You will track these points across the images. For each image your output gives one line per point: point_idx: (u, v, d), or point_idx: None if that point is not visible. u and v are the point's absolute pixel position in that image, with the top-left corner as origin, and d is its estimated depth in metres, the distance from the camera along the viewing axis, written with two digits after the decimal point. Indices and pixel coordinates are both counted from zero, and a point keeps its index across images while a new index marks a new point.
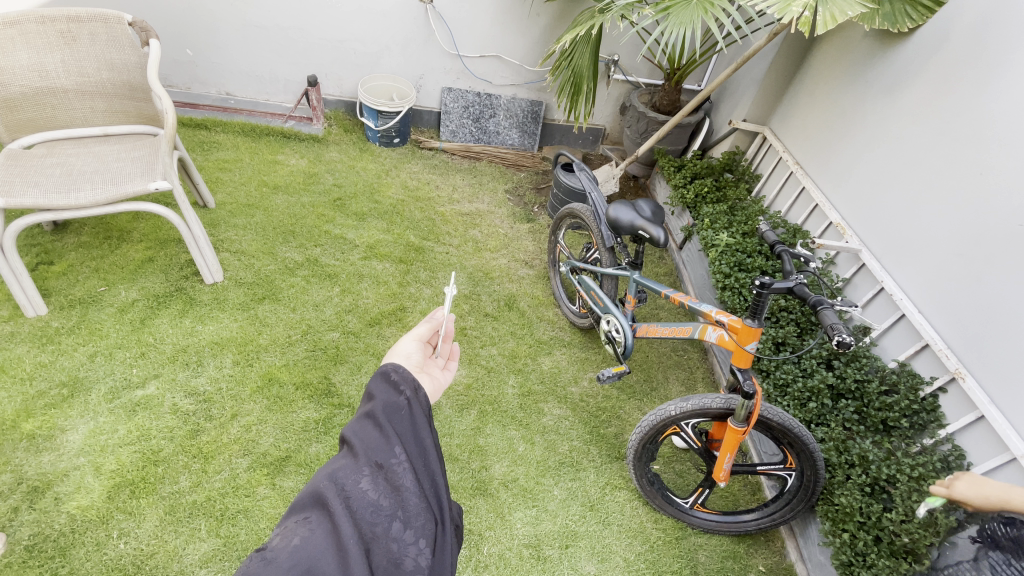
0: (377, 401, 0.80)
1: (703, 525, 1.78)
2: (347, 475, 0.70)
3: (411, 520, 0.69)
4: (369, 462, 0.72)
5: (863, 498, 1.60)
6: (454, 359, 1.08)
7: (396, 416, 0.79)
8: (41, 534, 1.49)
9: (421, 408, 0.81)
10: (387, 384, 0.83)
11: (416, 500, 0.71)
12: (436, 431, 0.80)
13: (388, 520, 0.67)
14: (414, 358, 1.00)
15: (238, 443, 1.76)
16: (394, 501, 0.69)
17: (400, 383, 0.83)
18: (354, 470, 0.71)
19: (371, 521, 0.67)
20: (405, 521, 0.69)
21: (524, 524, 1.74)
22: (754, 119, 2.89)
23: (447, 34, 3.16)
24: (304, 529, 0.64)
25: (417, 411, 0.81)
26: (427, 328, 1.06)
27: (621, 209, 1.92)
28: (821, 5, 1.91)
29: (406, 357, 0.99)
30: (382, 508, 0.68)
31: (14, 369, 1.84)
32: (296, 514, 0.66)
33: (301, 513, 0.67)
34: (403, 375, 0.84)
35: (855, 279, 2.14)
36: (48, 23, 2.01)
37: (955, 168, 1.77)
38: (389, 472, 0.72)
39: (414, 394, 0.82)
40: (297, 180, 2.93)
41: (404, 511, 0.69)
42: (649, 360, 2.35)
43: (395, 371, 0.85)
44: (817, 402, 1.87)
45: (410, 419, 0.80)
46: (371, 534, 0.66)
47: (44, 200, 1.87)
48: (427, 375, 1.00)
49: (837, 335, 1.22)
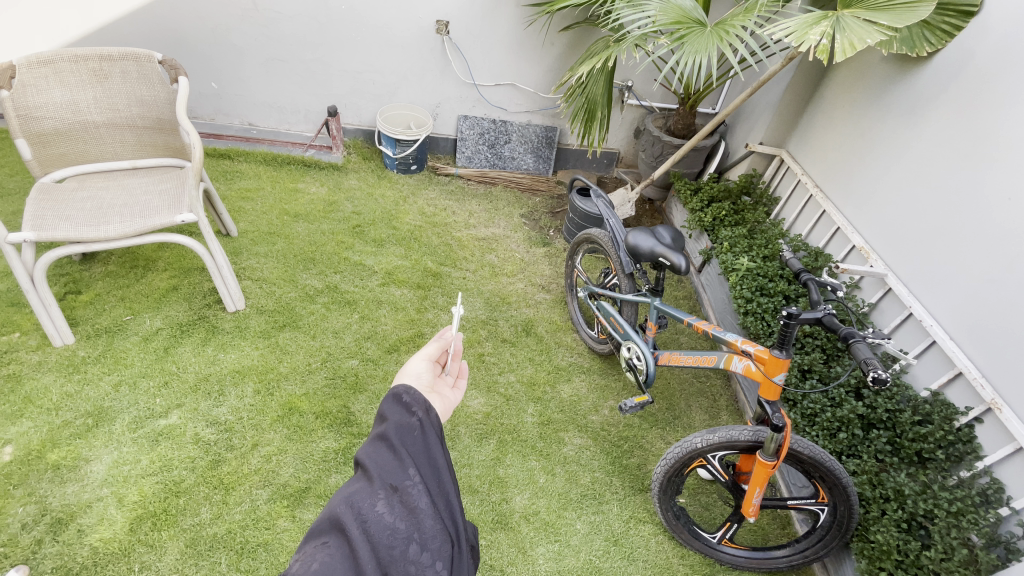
0: (390, 422, 0.78)
1: (732, 562, 1.72)
2: (363, 498, 0.68)
3: (428, 542, 0.68)
4: (384, 485, 0.70)
5: (901, 535, 1.54)
6: (463, 377, 1.06)
7: (409, 438, 0.77)
8: (63, 567, 1.48)
9: (433, 428, 0.79)
10: (400, 407, 0.81)
11: (432, 522, 0.69)
12: (449, 450, 0.79)
13: (405, 543, 0.66)
14: (425, 378, 0.98)
15: (258, 474, 1.76)
16: (410, 523, 0.68)
17: (412, 405, 0.81)
18: (370, 493, 0.69)
19: (389, 545, 0.65)
20: (422, 543, 0.67)
21: (547, 560, 1.69)
22: (771, 142, 2.88)
23: (463, 64, 3.23)
24: (323, 554, 0.63)
25: (430, 432, 0.79)
26: (436, 347, 1.04)
27: (640, 235, 1.91)
28: (839, 33, 1.93)
29: (416, 378, 0.97)
30: (399, 531, 0.67)
31: (41, 400, 1.87)
32: (315, 539, 0.65)
33: (318, 538, 0.65)
34: (415, 397, 0.82)
35: (881, 304, 2.08)
36: (82, 61, 2.09)
37: (981, 193, 1.75)
38: (404, 494, 0.70)
39: (426, 415, 0.81)
40: (317, 208, 2.97)
41: (420, 534, 0.68)
42: (671, 387, 2.31)
43: (407, 393, 0.82)
44: (848, 433, 1.81)
45: (422, 441, 0.78)
46: (389, 557, 0.65)
47: (75, 234, 1.92)
48: (437, 395, 0.97)
49: (872, 369, 1.18)
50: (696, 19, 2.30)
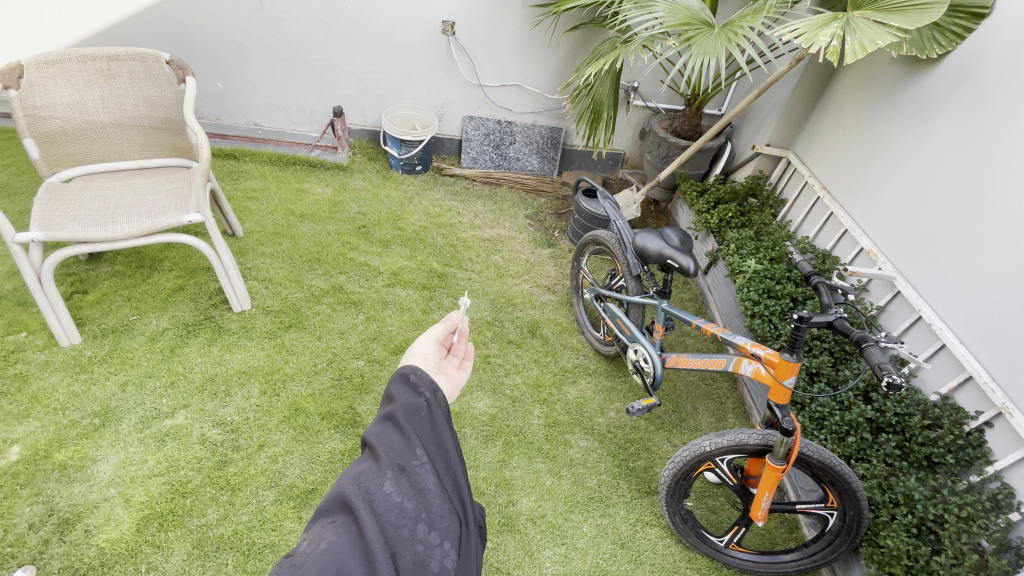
0: (397, 402, 0.78)
1: (740, 566, 1.71)
2: (370, 478, 0.68)
3: (435, 522, 0.67)
4: (392, 465, 0.70)
5: (911, 540, 1.53)
6: (469, 359, 1.07)
7: (416, 419, 0.77)
8: (70, 568, 1.48)
9: (441, 409, 0.78)
10: (407, 387, 0.81)
11: (439, 502, 0.69)
12: (456, 432, 0.78)
13: (413, 522, 0.65)
14: (431, 359, 0.98)
15: (265, 475, 1.75)
16: (417, 502, 0.67)
17: (420, 385, 0.81)
18: (377, 473, 0.69)
19: (397, 524, 0.64)
20: (430, 523, 0.66)
21: (554, 563, 1.68)
22: (778, 143, 2.87)
23: (468, 64, 3.23)
24: (331, 533, 0.62)
25: (437, 413, 0.79)
26: (444, 329, 1.03)
27: (648, 237, 1.90)
28: (849, 34, 1.92)
29: (423, 358, 0.97)
30: (406, 510, 0.66)
31: (48, 400, 1.87)
32: (323, 518, 0.64)
33: (326, 517, 0.65)
34: (422, 377, 0.82)
35: (889, 307, 2.07)
36: (89, 61, 2.10)
37: (992, 196, 1.73)
38: (412, 474, 0.70)
39: (434, 395, 0.80)
40: (323, 209, 2.97)
41: (428, 514, 0.67)
42: (677, 390, 2.30)
43: (415, 373, 0.82)
44: (857, 437, 1.80)
45: (430, 422, 0.78)
46: (397, 536, 0.64)
47: (82, 233, 1.92)
48: (443, 375, 0.98)
49: (886, 375, 1.17)
50: (704, 21, 2.30)
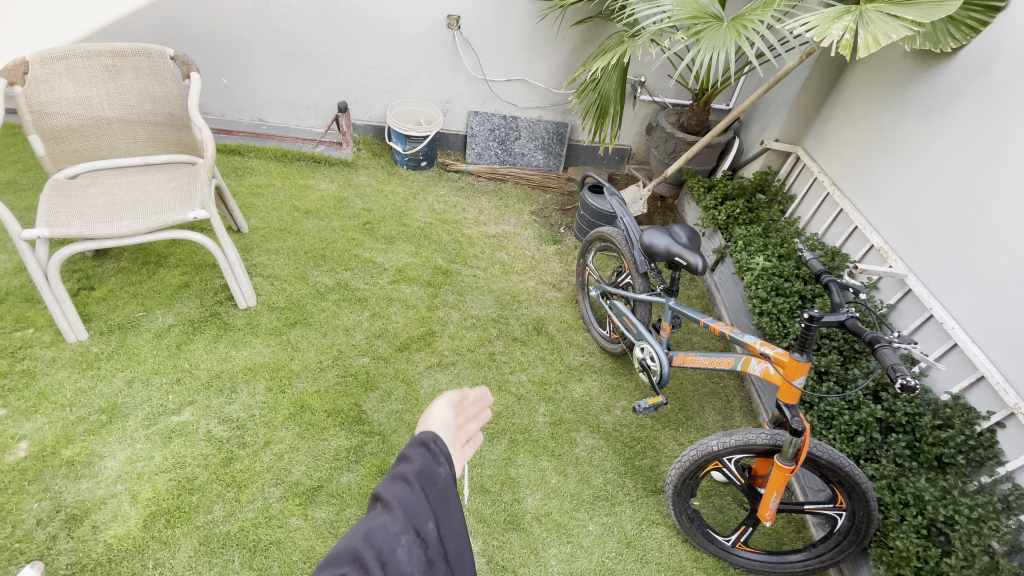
0: (416, 464, 0.79)
1: (746, 566, 1.70)
2: (387, 537, 0.68)
3: None
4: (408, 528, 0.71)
5: (921, 542, 1.52)
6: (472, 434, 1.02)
7: (430, 485, 0.78)
8: (78, 564, 1.49)
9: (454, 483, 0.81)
10: (424, 453, 0.82)
11: None
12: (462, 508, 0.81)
13: None
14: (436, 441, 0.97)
15: (270, 472, 1.75)
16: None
17: (438, 453, 0.82)
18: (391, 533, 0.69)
19: None
20: None
21: (559, 562, 1.68)
22: (787, 139, 2.83)
23: (474, 59, 3.20)
24: None
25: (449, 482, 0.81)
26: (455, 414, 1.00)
27: (656, 234, 1.88)
28: (862, 28, 1.89)
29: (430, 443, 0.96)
30: None
31: (55, 396, 1.87)
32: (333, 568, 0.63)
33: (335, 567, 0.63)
34: (441, 446, 0.84)
35: (900, 305, 2.04)
36: (94, 57, 2.09)
37: (1007, 193, 1.70)
38: (422, 545, 0.71)
39: (449, 466, 0.82)
40: (327, 205, 2.97)
41: None
42: (684, 388, 2.29)
43: (435, 441, 0.84)
44: (866, 437, 1.78)
45: (442, 491, 0.79)
46: None
47: (88, 230, 1.92)
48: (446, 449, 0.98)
49: (899, 376, 1.15)
50: (713, 14, 2.27)
